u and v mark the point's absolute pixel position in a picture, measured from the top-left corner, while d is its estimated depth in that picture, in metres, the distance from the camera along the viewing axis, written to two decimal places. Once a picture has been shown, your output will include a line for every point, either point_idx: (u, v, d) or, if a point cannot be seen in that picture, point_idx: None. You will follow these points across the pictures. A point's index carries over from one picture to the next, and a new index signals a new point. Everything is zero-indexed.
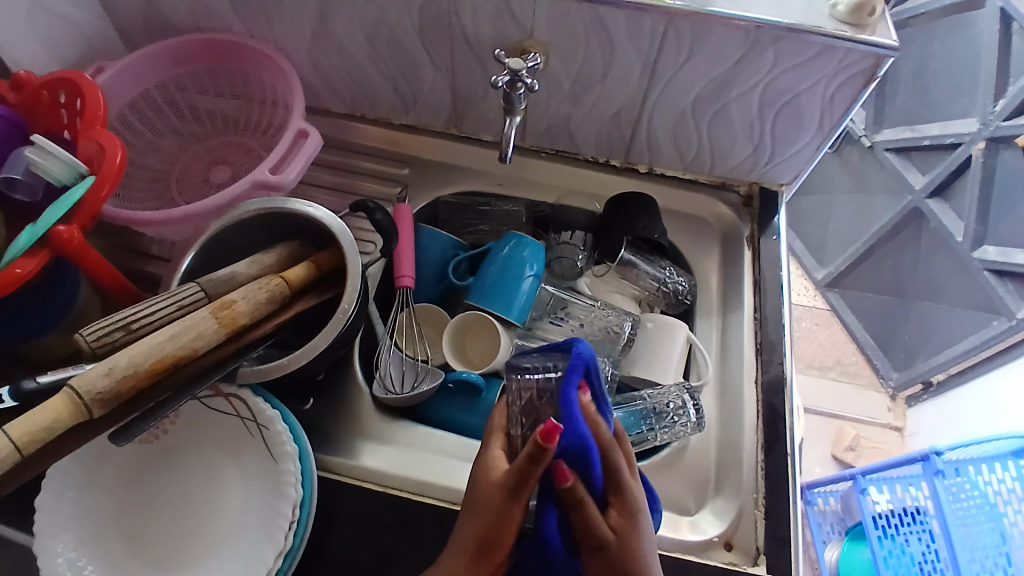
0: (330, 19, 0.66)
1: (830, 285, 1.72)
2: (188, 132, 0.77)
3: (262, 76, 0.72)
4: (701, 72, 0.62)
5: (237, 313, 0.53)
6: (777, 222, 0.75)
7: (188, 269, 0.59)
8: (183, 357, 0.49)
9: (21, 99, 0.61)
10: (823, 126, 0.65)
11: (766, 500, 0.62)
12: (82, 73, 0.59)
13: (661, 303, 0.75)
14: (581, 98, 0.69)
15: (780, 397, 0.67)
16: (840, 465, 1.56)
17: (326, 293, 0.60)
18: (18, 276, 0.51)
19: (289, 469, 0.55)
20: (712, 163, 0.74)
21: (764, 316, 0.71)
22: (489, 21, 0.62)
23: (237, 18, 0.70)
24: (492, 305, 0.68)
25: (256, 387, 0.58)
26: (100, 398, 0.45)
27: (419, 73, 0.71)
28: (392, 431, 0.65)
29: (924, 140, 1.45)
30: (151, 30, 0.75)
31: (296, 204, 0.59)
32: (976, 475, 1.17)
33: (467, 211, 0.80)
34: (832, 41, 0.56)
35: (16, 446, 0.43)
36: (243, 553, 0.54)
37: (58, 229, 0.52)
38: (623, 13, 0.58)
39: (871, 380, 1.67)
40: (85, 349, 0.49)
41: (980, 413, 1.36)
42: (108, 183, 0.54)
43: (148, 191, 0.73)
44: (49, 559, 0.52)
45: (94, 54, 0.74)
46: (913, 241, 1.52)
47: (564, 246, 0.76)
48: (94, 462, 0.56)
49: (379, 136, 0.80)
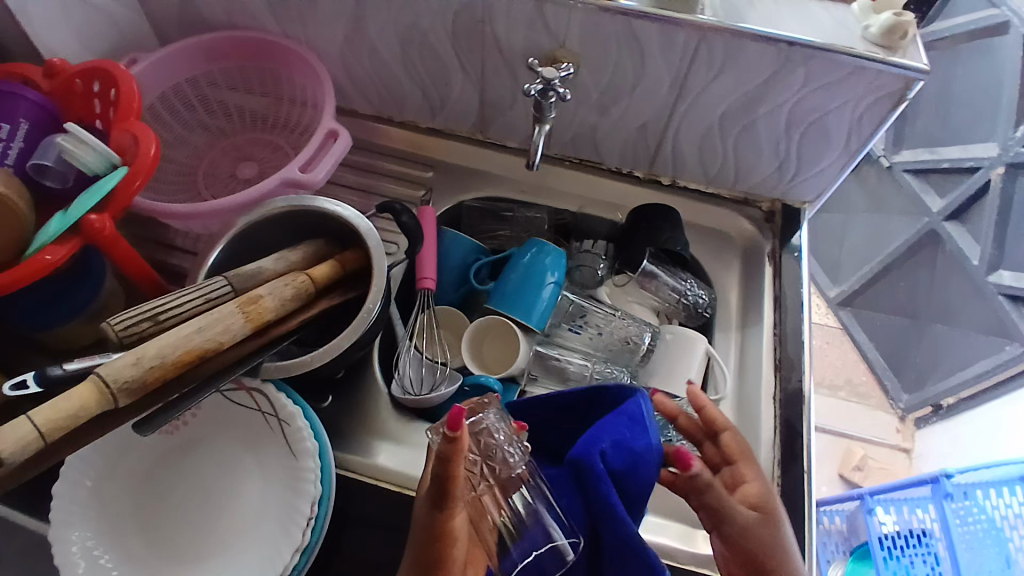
0: (365, 21, 0.67)
1: (842, 304, 1.70)
2: (216, 128, 0.78)
3: (293, 75, 0.72)
4: (730, 88, 0.63)
5: (263, 309, 0.53)
6: (798, 239, 0.75)
7: (215, 262, 0.59)
8: (209, 350, 0.50)
9: (54, 87, 0.61)
10: (849, 145, 0.65)
11: (781, 517, 0.62)
12: (116, 64, 0.60)
13: (681, 315, 0.75)
14: (609, 109, 0.69)
15: (798, 415, 0.66)
16: (846, 485, 1.56)
17: (350, 292, 0.61)
18: (50, 262, 0.52)
19: (308, 466, 0.55)
20: (736, 178, 0.74)
21: (784, 334, 0.71)
22: (523, 30, 0.63)
23: (272, 17, 0.71)
24: (513, 312, 0.68)
25: (279, 383, 0.58)
26: (126, 388, 0.46)
27: (449, 78, 0.72)
28: (408, 433, 0.65)
29: (944, 163, 1.44)
30: (183, 24, 0.76)
31: (325, 204, 0.60)
32: (982, 499, 1.17)
33: (487, 216, 0.81)
34: (862, 62, 0.56)
35: (41, 432, 0.44)
36: (260, 548, 0.55)
37: (89, 218, 0.53)
38: (656, 27, 0.58)
39: (881, 401, 1.66)
40: (112, 337, 0.50)
41: (985, 438, 1.38)
42: (141, 175, 0.55)
43: (177, 185, 0.74)
44: (64, 547, 0.53)
45: (127, 46, 0.75)
46: (927, 263, 1.51)
47: (585, 255, 0.76)
48: (116, 453, 0.57)
49: (404, 139, 0.81)
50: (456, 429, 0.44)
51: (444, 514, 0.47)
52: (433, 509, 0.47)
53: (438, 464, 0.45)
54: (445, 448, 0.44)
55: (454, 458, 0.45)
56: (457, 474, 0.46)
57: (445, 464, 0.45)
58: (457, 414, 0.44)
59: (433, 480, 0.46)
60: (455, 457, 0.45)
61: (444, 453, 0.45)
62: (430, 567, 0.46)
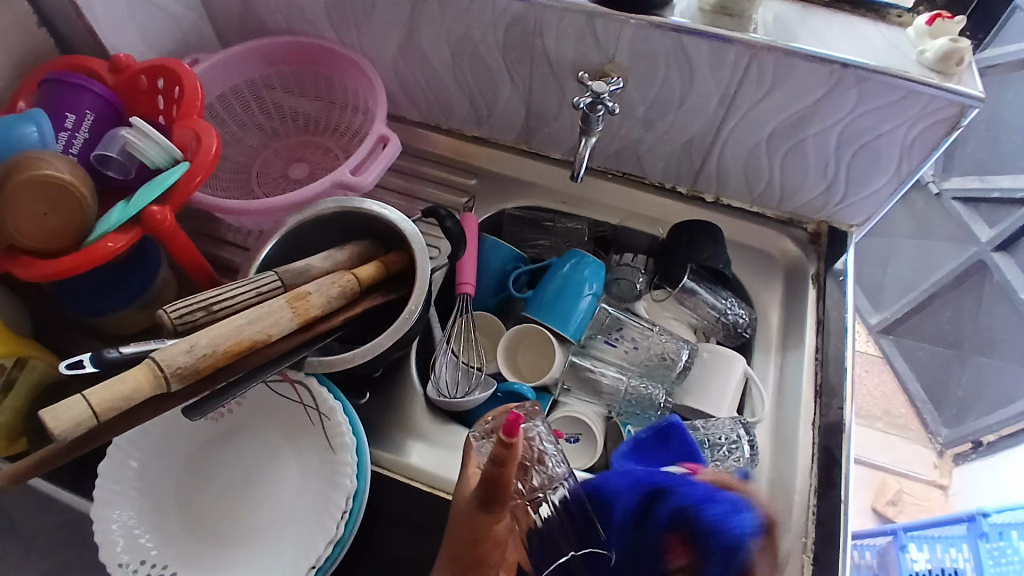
0: (418, 31, 0.69)
1: (883, 331, 1.66)
2: (270, 129, 0.80)
3: (345, 80, 0.75)
4: (779, 107, 0.62)
5: (311, 305, 0.55)
6: (844, 262, 0.74)
7: (267, 257, 0.61)
8: (257, 341, 0.52)
9: (119, 83, 0.64)
10: (900, 169, 0.64)
11: (816, 546, 0.61)
12: (181, 63, 0.63)
13: (718, 334, 0.74)
14: (654, 124, 0.70)
15: (837, 441, 0.65)
16: (879, 519, 1.52)
17: (393, 293, 0.62)
18: (111, 249, 0.54)
19: (346, 460, 0.56)
20: (781, 198, 0.74)
21: (825, 358, 0.70)
22: (573, 43, 0.64)
23: (330, 24, 0.73)
24: (550, 321, 0.69)
25: (320, 377, 0.60)
26: (179, 373, 0.48)
27: (496, 89, 0.73)
28: (442, 435, 0.66)
29: (994, 193, 1.39)
30: (245, 28, 0.79)
31: (373, 207, 0.62)
32: (1017, 541, 1.10)
33: (527, 225, 0.81)
34: (918, 86, 0.56)
35: (94, 412, 0.45)
36: (295, 536, 0.56)
37: (151, 211, 0.56)
38: (707, 44, 0.59)
39: (919, 434, 1.61)
40: (166, 325, 0.52)
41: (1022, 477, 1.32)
42: (202, 172, 0.58)
43: (232, 182, 0.77)
44: (105, 525, 0.55)
45: (189, 46, 0.79)
46: (974, 292, 1.45)
47: (624, 269, 0.76)
48: (161, 437, 0.59)
49: (449, 146, 0.83)
50: (513, 435, 0.41)
51: (487, 517, 0.47)
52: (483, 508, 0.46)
53: (492, 467, 0.43)
54: (502, 453, 0.42)
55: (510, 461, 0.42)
56: (507, 479, 0.44)
57: (500, 468, 0.43)
58: (514, 422, 0.41)
59: (484, 484, 0.45)
60: (510, 462, 0.42)
61: (499, 458, 0.42)
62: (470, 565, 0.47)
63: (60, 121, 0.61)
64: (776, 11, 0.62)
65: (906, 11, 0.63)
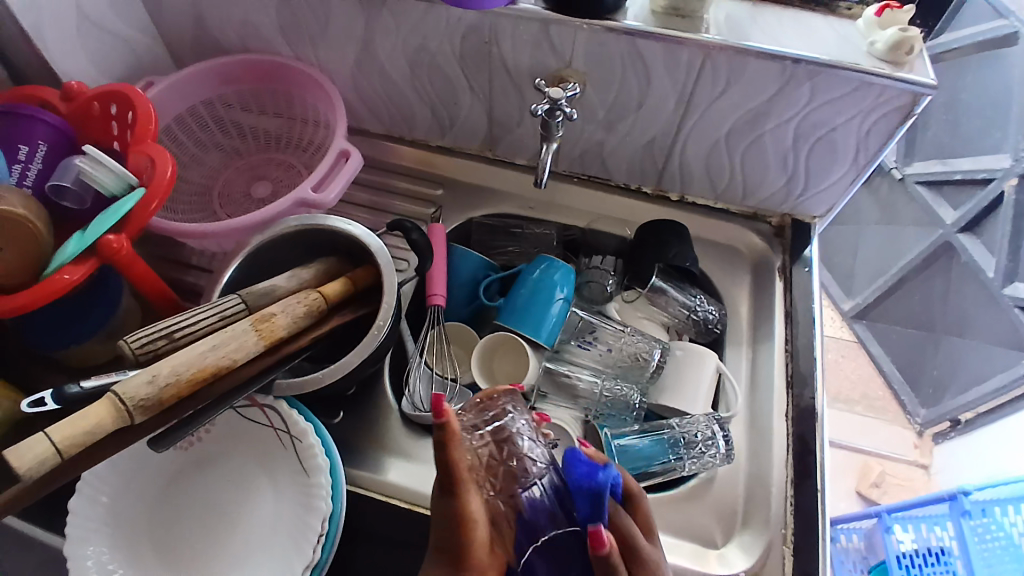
0: (374, 44, 0.69)
1: (856, 316, 1.70)
2: (231, 148, 0.79)
3: (305, 96, 0.74)
4: (736, 104, 0.63)
5: (276, 326, 0.54)
6: (810, 252, 0.75)
7: (230, 280, 0.61)
8: (222, 367, 0.51)
9: (73, 110, 0.63)
10: (858, 160, 0.65)
11: (795, 536, 0.61)
12: (135, 89, 0.62)
13: (690, 331, 0.75)
14: (615, 126, 0.70)
15: (811, 431, 0.66)
16: (863, 502, 1.54)
17: (361, 309, 0.61)
18: (66, 281, 0.53)
19: (320, 482, 0.55)
20: (744, 193, 0.74)
21: (795, 349, 0.70)
22: (529, 50, 0.64)
23: (285, 40, 0.73)
24: (522, 328, 0.69)
25: (291, 399, 0.59)
26: (142, 405, 0.47)
27: (457, 98, 0.73)
28: (418, 449, 0.65)
29: (956, 174, 1.41)
30: (199, 48, 0.78)
31: (338, 224, 0.61)
32: (1002, 517, 1.13)
33: (497, 233, 0.81)
34: (869, 77, 0.57)
35: (57, 448, 0.44)
36: (272, 561, 0.55)
37: (106, 239, 0.54)
38: (661, 46, 0.59)
39: (898, 416, 1.64)
40: (128, 356, 0.50)
41: (998, 451, 1.35)
42: (157, 197, 0.56)
43: (193, 204, 0.76)
44: (79, 562, 0.53)
45: (144, 69, 0.77)
46: (942, 274, 1.48)
47: (593, 271, 0.75)
48: (131, 468, 0.58)
49: (414, 157, 0.82)
50: (442, 411, 0.43)
51: (455, 501, 0.44)
52: (445, 495, 0.44)
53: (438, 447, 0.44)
54: (439, 434, 0.43)
55: (451, 439, 0.44)
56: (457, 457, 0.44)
57: (445, 448, 0.44)
58: (439, 401, 0.43)
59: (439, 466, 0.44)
60: (453, 440, 0.44)
61: (440, 440, 0.44)
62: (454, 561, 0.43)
63: (13, 153, 0.59)
64: (727, 10, 0.63)
65: (855, 4, 0.64)
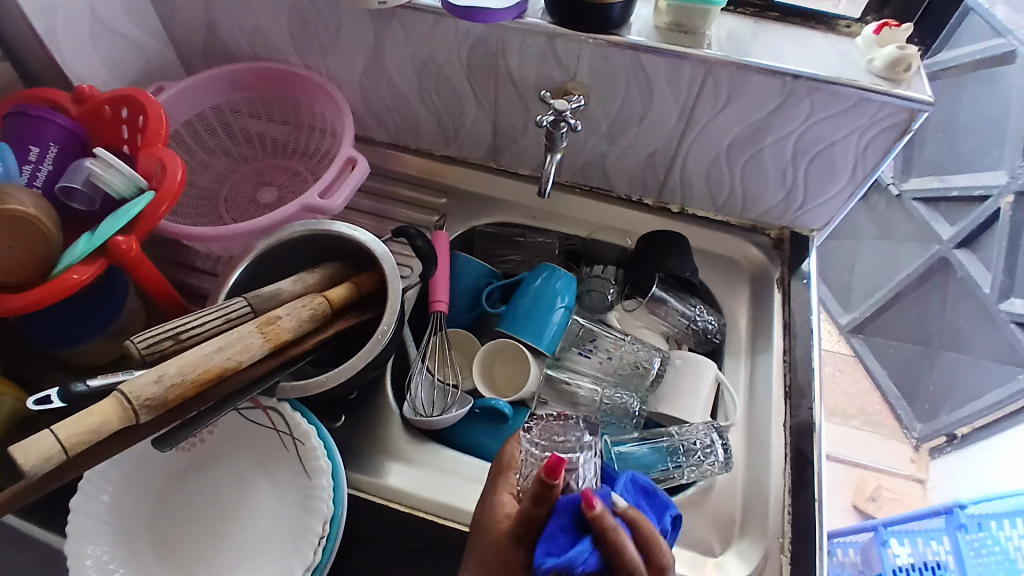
0: (383, 54, 0.70)
1: (854, 331, 1.71)
2: (238, 154, 0.80)
3: (313, 104, 0.75)
4: (737, 118, 0.64)
5: (281, 329, 0.55)
6: (807, 266, 0.76)
7: (236, 282, 0.61)
8: (228, 368, 0.51)
9: (83, 114, 0.64)
10: (855, 175, 0.66)
11: (792, 546, 0.61)
12: (145, 93, 0.63)
13: (689, 340, 0.76)
14: (618, 138, 0.71)
15: (808, 442, 0.66)
16: (860, 516, 1.54)
17: (366, 313, 0.62)
18: (75, 281, 0.53)
19: (321, 484, 0.56)
20: (744, 206, 0.75)
21: (793, 360, 0.71)
22: (535, 62, 0.65)
23: (295, 49, 0.74)
24: (524, 336, 0.69)
25: (294, 402, 0.59)
26: (147, 404, 0.47)
27: (463, 108, 0.74)
28: (419, 454, 0.66)
29: (952, 191, 1.42)
30: (209, 54, 0.80)
31: (343, 229, 0.62)
32: (997, 531, 1.12)
33: (499, 241, 0.82)
34: (867, 94, 0.58)
35: (63, 446, 0.44)
36: (273, 564, 0.55)
37: (116, 240, 0.55)
38: (664, 60, 0.61)
39: (895, 430, 1.64)
40: (134, 355, 0.51)
41: (993, 467, 1.35)
42: (167, 200, 0.57)
43: (199, 208, 0.77)
44: (79, 560, 0.53)
45: (154, 74, 0.79)
46: (939, 290, 1.49)
47: (595, 280, 0.77)
48: (133, 468, 0.58)
49: (419, 166, 0.83)
50: (554, 473, 0.42)
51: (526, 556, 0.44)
52: (539, 503, 0.43)
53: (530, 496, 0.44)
54: (542, 489, 0.42)
55: (550, 497, 0.43)
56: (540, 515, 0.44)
57: (540, 504, 0.43)
58: (556, 462, 0.42)
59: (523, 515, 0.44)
60: (551, 500, 0.43)
61: (539, 494, 0.43)
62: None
63: (24, 154, 0.60)
64: (729, 26, 0.64)
65: (854, 22, 0.65)
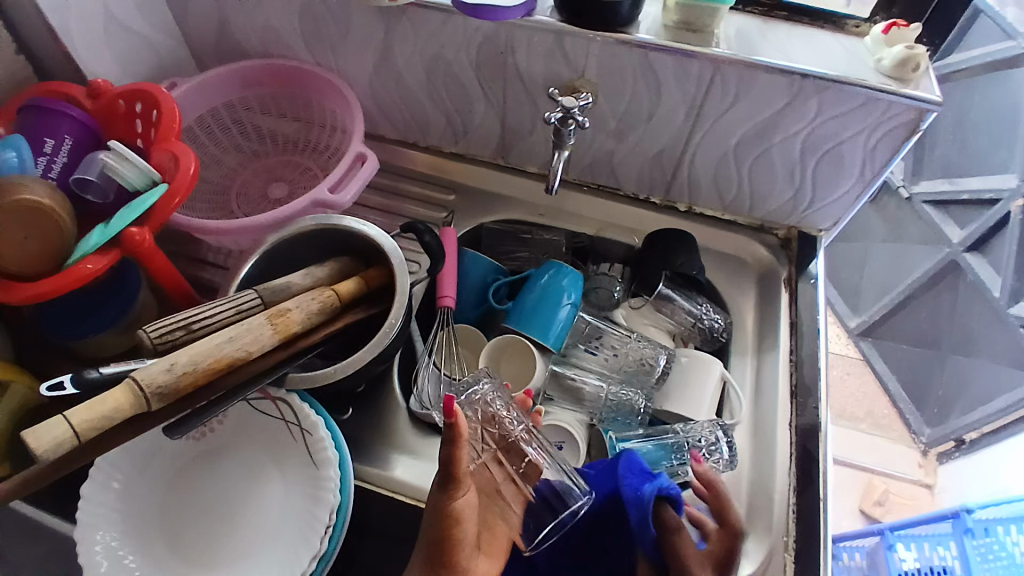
0: (392, 51, 0.71)
1: (862, 334, 1.69)
2: (249, 150, 0.81)
3: (322, 100, 0.76)
4: (745, 117, 0.64)
5: (291, 321, 0.55)
6: (815, 266, 0.76)
7: (247, 275, 0.62)
8: (238, 358, 0.52)
9: (97, 108, 0.65)
10: (864, 174, 0.66)
11: (797, 544, 0.62)
12: (158, 88, 0.64)
13: (696, 339, 0.76)
14: (625, 136, 0.71)
15: (814, 441, 0.66)
16: (867, 520, 1.53)
17: (374, 307, 0.63)
18: (88, 271, 0.54)
19: (328, 475, 0.56)
20: (751, 205, 0.76)
21: (799, 359, 0.71)
22: (543, 60, 0.66)
23: (306, 46, 0.75)
24: (530, 330, 0.70)
25: (302, 393, 0.60)
26: (159, 392, 0.48)
27: (471, 106, 0.74)
28: (425, 447, 0.66)
29: (962, 194, 1.42)
30: (222, 51, 0.81)
31: (352, 224, 0.63)
32: (1004, 535, 1.10)
33: (507, 238, 0.82)
34: (875, 93, 0.58)
35: (75, 431, 0.45)
36: (280, 553, 0.56)
37: (130, 232, 0.56)
38: (672, 58, 0.61)
39: (903, 435, 1.63)
40: (146, 344, 0.52)
41: (1000, 473, 1.35)
42: (179, 194, 0.58)
43: (211, 203, 0.78)
44: (89, 547, 0.54)
45: (167, 71, 0.80)
46: (949, 293, 1.48)
47: (602, 277, 0.78)
48: (144, 457, 0.59)
49: (428, 163, 0.84)
50: (454, 415, 0.45)
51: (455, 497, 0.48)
52: (448, 445, 0.47)
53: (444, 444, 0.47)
54: (447, 433, 0.46)
55: (457, 440, 0.47)
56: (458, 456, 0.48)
57: (452, 446, 0.47)
58: (451, 402, 0.45)
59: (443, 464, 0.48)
60: (460, 439, 0.47)
61: (448, 438, 0.47)
62: (437, 543, 0.47)
63: (39, 146, 0.61)
64: (737, 25, 0.64)
65: (863, 21, 0.66)
